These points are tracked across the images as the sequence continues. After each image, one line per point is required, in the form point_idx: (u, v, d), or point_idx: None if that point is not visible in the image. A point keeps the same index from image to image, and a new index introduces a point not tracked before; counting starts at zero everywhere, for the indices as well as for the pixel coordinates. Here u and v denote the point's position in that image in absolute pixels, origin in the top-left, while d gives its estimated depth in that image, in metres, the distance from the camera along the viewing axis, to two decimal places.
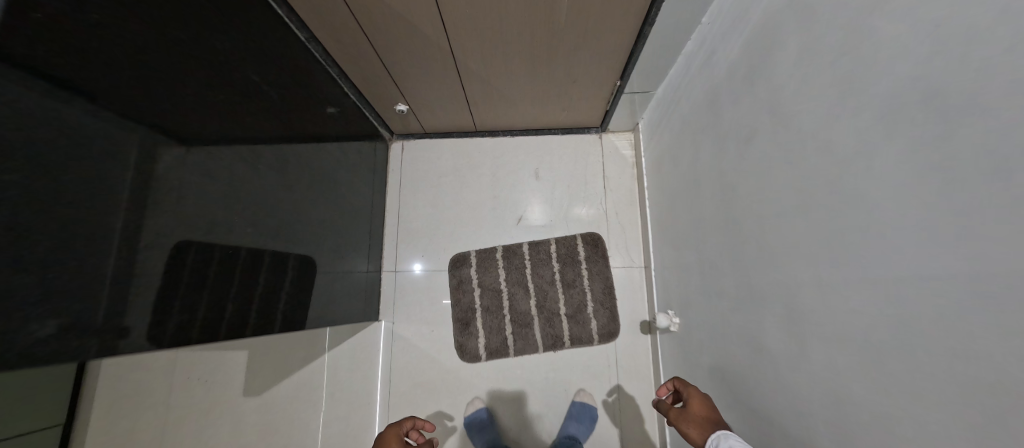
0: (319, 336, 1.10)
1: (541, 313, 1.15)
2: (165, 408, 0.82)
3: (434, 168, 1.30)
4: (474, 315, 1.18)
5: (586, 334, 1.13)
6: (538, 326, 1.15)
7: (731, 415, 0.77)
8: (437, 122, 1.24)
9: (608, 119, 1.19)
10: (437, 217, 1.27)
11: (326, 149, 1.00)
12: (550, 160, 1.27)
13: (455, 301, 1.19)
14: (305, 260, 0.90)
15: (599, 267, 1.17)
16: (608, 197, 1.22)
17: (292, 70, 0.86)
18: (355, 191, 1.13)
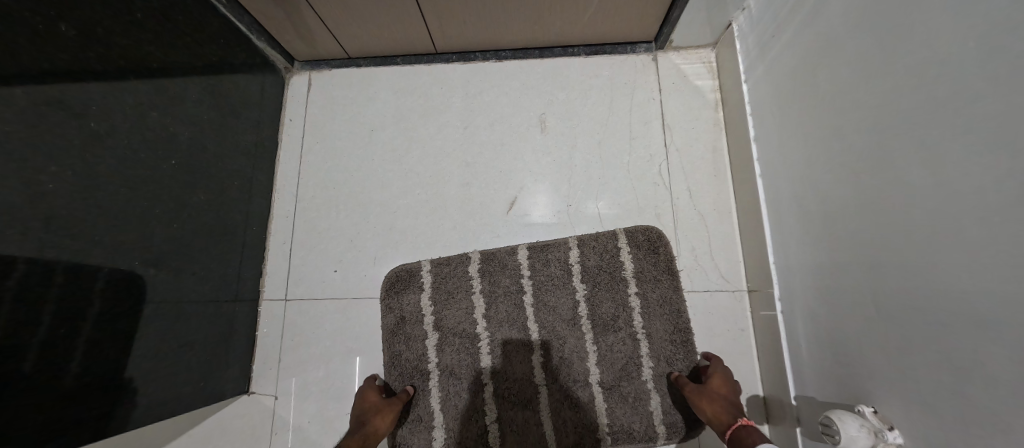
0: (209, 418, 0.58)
1: (555, 383, 0.58)
2: None
3: (355, 114, 0.71)
4: (425, 391, 0.59)
5: (640, 427, 0.57)
6: (551, 407, 0.58)
7: None
8: (366, 35, 0.66)
9: (676, 16, 0.62)
10: (353, 202, 0.67)
11: (128, 64, 0.44)
12: (566, 97, 0.69)
13: (391, 358, 0.60)
14: (76, 288, 0.38)
15: (664, 291, 0.60)
16: (671, 163, 0.65)
17: None
18: (200, 143, 0.54)
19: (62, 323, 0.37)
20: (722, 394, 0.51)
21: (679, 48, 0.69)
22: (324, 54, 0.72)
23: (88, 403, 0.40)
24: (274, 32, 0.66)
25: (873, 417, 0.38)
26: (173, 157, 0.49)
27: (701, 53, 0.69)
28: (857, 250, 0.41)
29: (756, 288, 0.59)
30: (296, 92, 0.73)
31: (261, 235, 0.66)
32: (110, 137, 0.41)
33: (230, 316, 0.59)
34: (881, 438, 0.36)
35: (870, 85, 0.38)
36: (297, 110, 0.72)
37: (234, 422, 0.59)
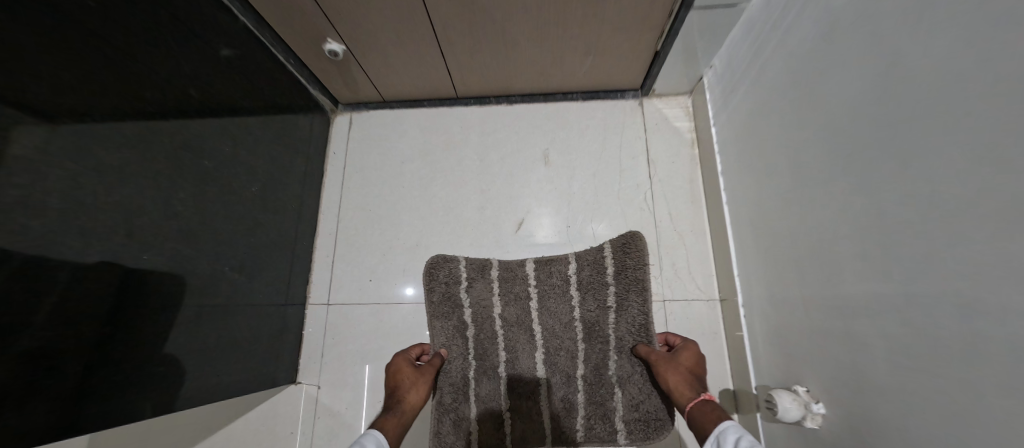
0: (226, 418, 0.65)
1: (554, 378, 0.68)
2: None
3: (388, 147, 0.85)
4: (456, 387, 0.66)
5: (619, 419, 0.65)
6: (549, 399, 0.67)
7: None
8: (399, 84, 0.80)
9: (654, 71, 0.75)
10: (384, 223, 0.80)
11: (225, 115, 0.58)
12: (565, 135, 0.82)
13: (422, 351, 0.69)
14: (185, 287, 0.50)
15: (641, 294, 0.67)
16: (653, 192, 0.77)
17: None
18: (266, 173, 0.67)
19: (176, 308, 0.49)
20: (686, 366, 0.55)
21: (661, 94, 0.82)
22: (363, 98, 0.86)
23: (165, 375, 0.49)
24: (325, 82, 0.80)
25: (804, 394, 0.48)
26: (249, 184, 0.63)
27: (678, 100, 0.82)
28: (794, 266, 0.52)
29: (726, 299, 0.69)
30: (341, 129, 0.86)
31: (308, 249, 0.78)
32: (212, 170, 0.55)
33: (282, 317, 0.70)
34: (808, 409, 0.47)
35: (795, 138, 0.50)
36: (339, 144, 0.86)
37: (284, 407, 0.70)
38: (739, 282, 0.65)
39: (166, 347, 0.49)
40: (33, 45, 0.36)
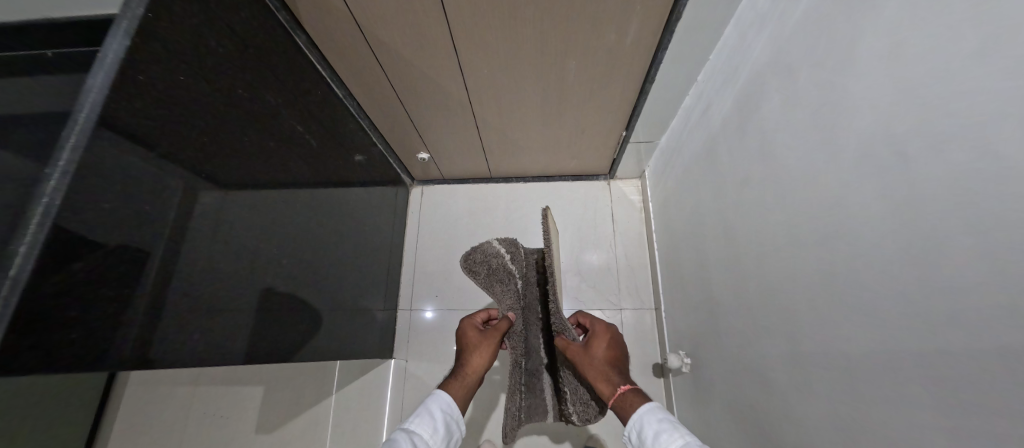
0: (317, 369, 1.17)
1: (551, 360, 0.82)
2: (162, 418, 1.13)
3: (448, 210, 1.38)
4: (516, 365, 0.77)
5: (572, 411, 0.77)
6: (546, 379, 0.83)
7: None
8: (458, 170, 1.34)
9: (616, 168, 1.27)
10: (447, 257, 1.32)
11: (362, 193, 1.11)
12: (559, 203, 1.34)
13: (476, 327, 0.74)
14: None
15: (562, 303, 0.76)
16: (615, 239, 1.28)
17: (351, 127, 1.02)
18: (377, 225, 1.19)
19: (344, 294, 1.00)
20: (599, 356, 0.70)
21: (622, 178, 1.34)
22: (435, 178, 1.40)
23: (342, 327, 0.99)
24: (415, 170, 1.35)
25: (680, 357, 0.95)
26: (370, 232, 1.15)
27: (633, 182, 1.34)
28: (680, 282, 1.00)
29: (655, 306, 1.17)
30: (415, 197, 1.42)
31: (395, 271, 1.29)
32: (358, 225, 1.08)
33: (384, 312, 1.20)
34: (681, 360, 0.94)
35: (678, 216, 1.02)
36: (416, 207, 1.40)
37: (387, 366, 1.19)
38: (658, 293, 1.14)
39: (342, 313, 0.99)
40: (317, 178, 0.89)
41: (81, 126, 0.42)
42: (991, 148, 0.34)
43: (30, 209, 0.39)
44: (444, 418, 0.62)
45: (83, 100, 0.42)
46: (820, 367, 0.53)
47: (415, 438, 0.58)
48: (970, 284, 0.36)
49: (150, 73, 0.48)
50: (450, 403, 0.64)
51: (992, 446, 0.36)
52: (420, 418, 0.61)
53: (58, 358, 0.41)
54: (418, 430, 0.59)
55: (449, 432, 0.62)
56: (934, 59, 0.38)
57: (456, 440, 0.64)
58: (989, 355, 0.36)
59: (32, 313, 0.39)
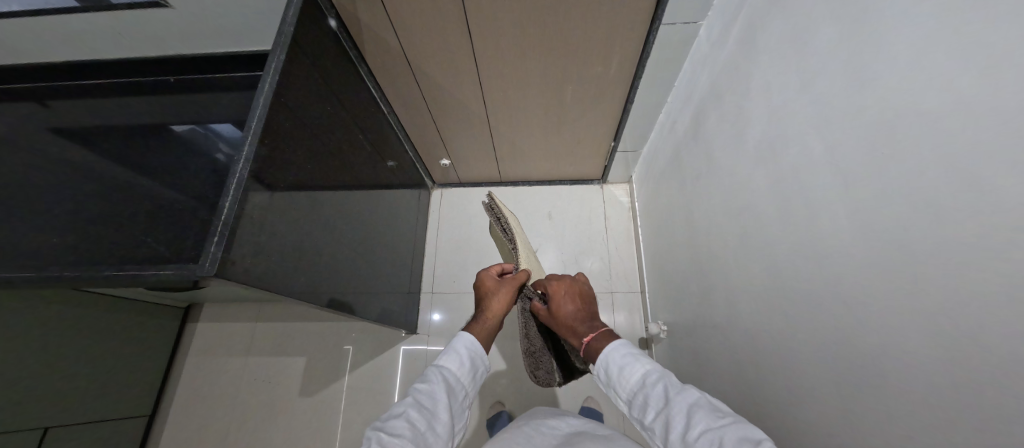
0: (341, 349, 1.39)
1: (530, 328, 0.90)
2: (216, 379, 1.41)
3: (465, 210, 1.63)
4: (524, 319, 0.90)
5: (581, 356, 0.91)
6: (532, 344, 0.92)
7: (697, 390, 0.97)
8: (474, 175, 1.59)
9: (607, 173, 1.51)
10: (463, 249, 1.55)
11: (400, 194, 1.35)
12: (559, 204, 1.58)
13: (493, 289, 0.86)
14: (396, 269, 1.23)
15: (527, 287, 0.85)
16: (608, 234, 1.50)
17: (392, 139, 1.26)
18: (409, 221, 1.43)
19: (387, 274, 1.22)
20: (567, 308, 0.79)
21: (613, 182, 1.59)
22: (453, 182, 1.65)
23: (388, 300, 1.21)
24: (438, 175, 1.59)
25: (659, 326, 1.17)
26: (404, 227, 1.38)
27: (623, 186, 1.59)
28: (658, 264, 1.23)
29: (641, 289, 1.39)
30: (436, 198, 1.67)
31: (420, 260, 1.51)
32: (396, 220, 1.31)
33: (412, 294, 1.41)
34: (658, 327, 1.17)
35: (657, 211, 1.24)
36: (437, 207, 1.64)
37: (414, 340, 1.40)
38: (643, 278, 1.36)
39: (387, 288, 1.21)
40: (369, 178, 1.13)
41: (253, 130, 0.66)
42: (815, 146, 0.57)
43: (230, 181, 0.62)
44: (469, 354, 0.78)
45: (254, 114, 0.67)
46: (748, 305, 0.75)
47: (445, 370, 0.75)
48: (816, 231, 0.58)
49: (283, 98, 0.73)
50: (473, 341, 0.79)
51: (834, 332, 0.57)
52: (449, 355, 0.77)
53: (242, 279, 0.63)
54: (447, 365, 0.75)
55: (473, 365, 0.78)
56: (786, 92, 0.61)
57: (482, 370, 0.81)
58: (828, 274, 0.57)
59: (232, 246, 0.61)
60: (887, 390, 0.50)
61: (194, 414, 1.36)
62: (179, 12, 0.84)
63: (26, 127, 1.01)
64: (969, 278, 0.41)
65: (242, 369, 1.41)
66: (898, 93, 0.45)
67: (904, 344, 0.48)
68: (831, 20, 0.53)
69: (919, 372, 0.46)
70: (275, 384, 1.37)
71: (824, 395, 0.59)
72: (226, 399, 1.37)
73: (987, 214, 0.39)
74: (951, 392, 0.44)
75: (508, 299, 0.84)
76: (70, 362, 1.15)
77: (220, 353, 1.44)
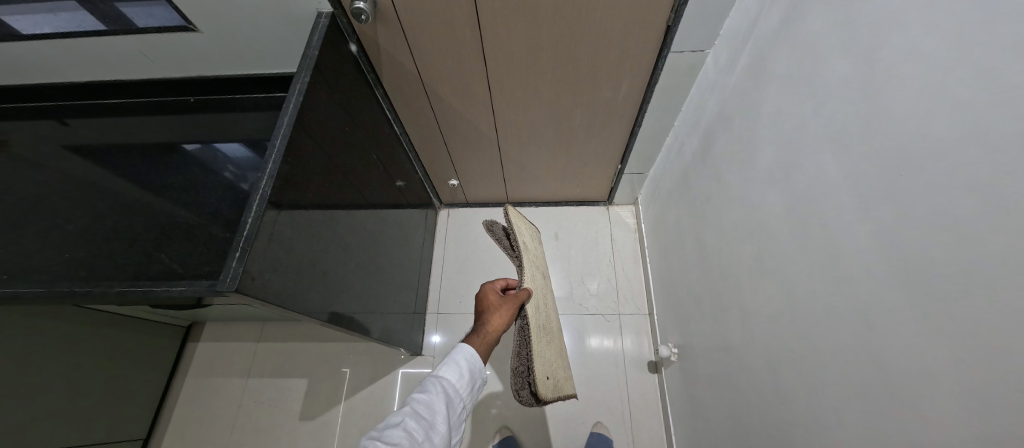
0: (340, 373, 1.37)
1: (521, 339, 0.78)
2: (215, 401, 1.37)
3: (471, 230, 1.64)
4: (522, 334, 0.78)
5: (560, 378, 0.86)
6: (520, 360, 0.75)
7: (712, 415, 0.95)
8: (481, 196, 1.61)
9: (613, 194, 1.53)
10: (469, 269, 1.55)
11: (408, 214, 1.36)
12: (566, 225, 1.59)
13: (494, 306, 0.80)
14: None
15: (529, 311, 0.78)
16: (615, 255, 1.51)
17: (403, 160, 1.29)
18: (416, 240, 1.43)
19: (394, 294, 1.21)
20: None
21: (619, 204, 1.61)
22: (459, 202, 1.68)
23: (393, 320, 1.20)
24: (445, 194, 1.62)
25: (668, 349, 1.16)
26: (412, 247, 1.39)
27: (628, 207, 1.60)
28: (666, 285, 1.23)
29: (648, 311, 1.38)
30: (444, 218, 1.68)
31: (426, 280, 1.51)
32: (404, 240, 1.32)
33: (417, 315, 1.39)
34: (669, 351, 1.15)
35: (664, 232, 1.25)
36: (444, 227, 1.65)
37: (418, 362, 1.37)
38: (650, 300, 1.36)
39: (394, 309, 1.20)
40: (381, 198, 1.14)
41: (278, 150, 0.69)
42: (825, 170, 0.58)
43: (254, 198, 0.64)
44: (468, 365, 0.78)
45: (278, 135, 0.70)
46: (761, 327, 0.75)
47: (444, 381, 0.75)
48: (827, 252, 0.59)
49: (306, 120, 0.75)
50: (473, 354, 0.79)
51: (851, 354, 0.57)
52: (448, 366, 0.77)
53: (260, 295, 0.63)
54: (446, 376, 0.76)
55: (473, 377, 0.78)
56: (794, 118, 0.64)
57: (481, 381, 0.81)
58: (841, 294, 0.57)
59: (253, 262, 0.62)
60: (907, 414, 0.50)
61: (190, 438, 1.32)
62: (205, 36, 0.87)
63: (46, 144, 1.03)
64: (980, 299, 0.42)
65: (242, 392, 1.38)
66: (897, 121, 0.48)
67: (922, 366, 0.48)
68: (832, 54, 0.56)
69: (940, 394, 0.46)
70: (276, 407, 1.34)
71: (843, 419, 0.59)
72: (225, 423, 1.33)
73: (1001, 232, 0.40)
74: (973, 415, 0.44)
75: (508, 317, 0.79)
76: (68, 381, 1.13)
77: (222, 374, 1.41)
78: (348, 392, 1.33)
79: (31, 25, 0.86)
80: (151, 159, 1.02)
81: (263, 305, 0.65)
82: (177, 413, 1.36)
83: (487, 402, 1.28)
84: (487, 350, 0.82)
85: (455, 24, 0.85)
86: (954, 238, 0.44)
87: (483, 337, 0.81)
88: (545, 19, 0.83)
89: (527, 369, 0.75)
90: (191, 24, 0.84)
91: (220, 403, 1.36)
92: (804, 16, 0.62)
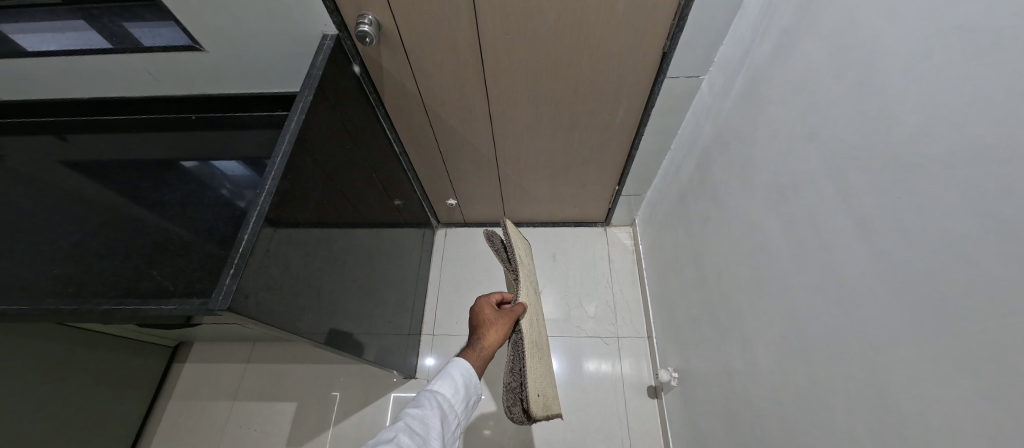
0: (330, 397, 1.33)
1: (515, 353, 0.74)
2: (198, 426, 1.31)
3: (469, 250, 1.63)
4: (516, 350, 0.75)
5: (549, 398, 0.84)
6: (514, 376, 0.72)
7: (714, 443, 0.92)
8: (478, 215, 1.61)
9: (611, 215, 1.54)
10: (466, 289, 1.53)
11: (405, 233, 1.35)
12: (563, 245, 1.58)
13: (490, 319, 0.78)
14: None
15: (523, 326, 0.77)
16: (613, 276, 1.50)
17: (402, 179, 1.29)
18: (413, 260, 1.41)
19: (389, 314, 1.19)
20: None
21: (616, 225, 1.61)
22: (456, 221, 1.68)
23: (387, 341, 1.17)
24: (442, 214, 1.62)
25: (667, 374, 1.14)
26: (409, 266, 1.37)
27: (626, 228, 1.61)
28: (665, 308, 1.22)
29: (647, 333, 1.36)
30: (441, 237, 1.67)
31: (421, 301, 1.48)
32: (401, 260, 1.30)
33: (412, 336, 1.36)
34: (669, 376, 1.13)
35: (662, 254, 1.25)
36: (441, 246, 1.64)
37: (411, 385, 1.33)
38: (649, 322, 1.34)
39: (388, 330, 1.18)
40: (379, 217, 1.14)
41: (277, 166, 0.69)
42: (825, 192, 0.59)
43: (251, 215, 0.64)
44: (463, 380, 0.77)
45: (278, 152, 0.70)
46: (764, 350, 0.74)
47: (439, 396, 0.73)
48: (828, 275, 0.59)
49: (306, 137, 0.76)
50: (468, 368, 0.78)
51: (857, 380, 0.56)
52: (443, 381, 0.76)
53: (252, 314, 0.62)
54: (442, 390, 0.74)
55: (468, 393, 0.77)
56: (790, 141, 0.65)
57: (474, 398, 0.80)
58: (845, 317, 0.57)
59: (246, 279, 0.60)
60: (917, 443, 0.48)
61: None
62: (211, 55, 0.88)
63: (44, 159, 1.03)
64: (983, 323, 0.42)
65: (226, 416, 1.32)
66: (891, 146, 0.49)
67: (931, 392, 0.47)
68: (825, 81, 0.58)
69: (950, 422, 0.45)
70: (261, 433, 1.28)
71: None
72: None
73: (1001, 255, 0.40)
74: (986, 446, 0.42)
75: (505, 331, 0.77)
76: (44, 404, 1.08)
77: (207, 396, 1.36)
78: (338, 416, 1.29)
79: (37, 43, 0.88)
80: (149, 175, 1.01)
81: (255, 323, 0.63)
82: (157, 439, 1.30)
83: (482, 425, 1.24)
84: (482, 365, 0.80)
85: (457, 47, 0.87)
86: (955, 262, 0.43)
87: (479, 351, 0.79)
88: (545, 43, 0.85)
89: (520, 385, 0.72)
90: (197, 43, 0.85)
91: (202, 428, 1.31)
92: (797, 44, 0.64)
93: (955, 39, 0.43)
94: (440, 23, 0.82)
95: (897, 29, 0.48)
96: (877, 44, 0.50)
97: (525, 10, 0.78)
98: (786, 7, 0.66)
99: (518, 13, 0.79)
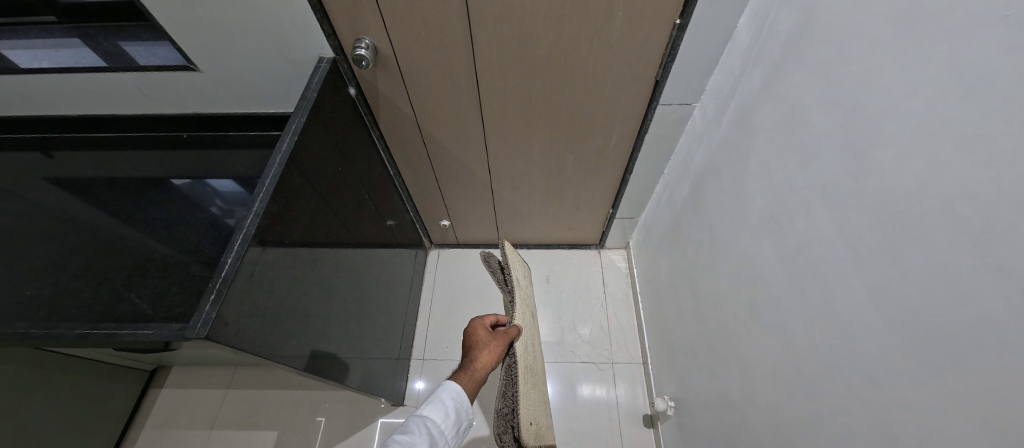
0: (314, 424, 1.27)
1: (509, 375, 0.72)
2: None
3: (462, 271, 1.61)
4: (509, 373, 0.73)
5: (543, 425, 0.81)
6: (506, 401, 0.70)
7: None
8: (472, 237, 1.60)
9: (606, 238, 1.53)
10: (459, 311, 1.50)
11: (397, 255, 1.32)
12: (557, 268, 1.57)
13: (484, 341, 0.76)
14: None
15: (519, 349, 0.75)
16: (607, 299, 1.48)
17: (395, 199, 1.28)
18: (403, 281, 1.38)
19: (377, 337, 1.15)
20: None
21: (611, 248, 1.60)
22: (450, 242, 1.66)
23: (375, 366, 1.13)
24: (436, 234, 1.60)
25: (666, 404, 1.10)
26: (398, 287, 1.34)
27: (620, 251, 1.60)
28: (662, 334, 1.20)
29: (643, 358, 1.34)
30: (434, 258, 1.66)
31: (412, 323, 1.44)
32: (391, 281, 1.27)
33: (401, 359, 1.32)
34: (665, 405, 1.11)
35: (657, 278, 1.23)
36: (433, 267, 1.63)
37: (398, 413, 1.28)
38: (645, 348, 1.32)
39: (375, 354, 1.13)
40: (370, 239, 1.12)
41: (266, 189, 0.67)
42: (821, 222, 0.58)
43: (234, 239, 0.62)
44: (455, 405, 0.74)
45: (269, 174, 0.69)
46: (762, 382, 0.72)
47: (429, 421, 0.71)
48: (826, 307, 0.58)
49: (298, 159, 0.75)
50: (460, 392, 0.75)
51: (857, 415, 0.54)
52: (433, 405, 0.73)
53: (230, 342, 0.59)
54: (432, 415, 0.71)
55: (459, 418, 0.74)
56: (785, 170, 0.65)
57: (466, 423, 0.77)
58: (843, 351, 0.55)
59: (227, 305, 0.58)
60: None
61: None
62: (207, 76, 0.88)
63: (30, 175, 1.01)
64: (982, 359, 0.41)
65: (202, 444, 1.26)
66: (883, 179, 0.49)
67: (933, 431, 0.45)
68: (817, 112, 0.59)
69: None
70: None
71: None
72: None
73: (1002, 289, 0.39)
74: None
75: (499, 354, 0.74)
76: (8, 435, 1.02)
77: (183, 422, 1.30)
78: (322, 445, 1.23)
79: (31, 59, 0.89)
80: (135, 193, 0.99)
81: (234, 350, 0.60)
82: None
83: None
84: (473, 388, 0.77)
85: (453, 71, 0.88)
86: (950, 297, 0.43)
87: (470, 373, 0.76)
88: (540, 68, 0.86)
89: (511, 411, 0.70)
90: (192, 64, 0.85)
91: None
92: (787, 77, 0.65)
93: (942, 77, 0.43)
94: (437, 47, 0.82)
95: (883, 66, 0.49)
96: (865, 77, 0.52)
97: (520, 36, 0.79)
98: (775, 40, 0.68)
99: (514, 39, 0.80)
